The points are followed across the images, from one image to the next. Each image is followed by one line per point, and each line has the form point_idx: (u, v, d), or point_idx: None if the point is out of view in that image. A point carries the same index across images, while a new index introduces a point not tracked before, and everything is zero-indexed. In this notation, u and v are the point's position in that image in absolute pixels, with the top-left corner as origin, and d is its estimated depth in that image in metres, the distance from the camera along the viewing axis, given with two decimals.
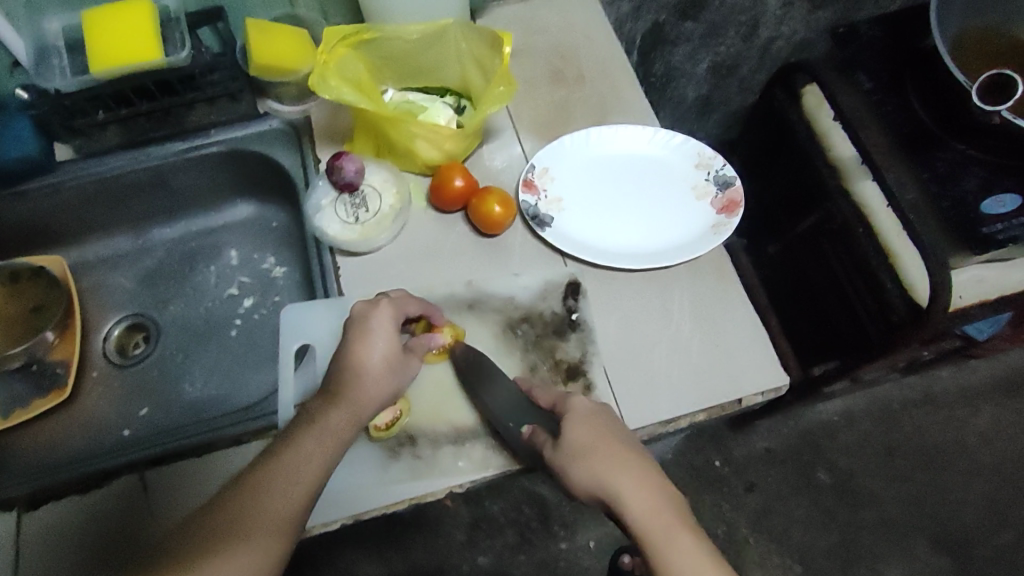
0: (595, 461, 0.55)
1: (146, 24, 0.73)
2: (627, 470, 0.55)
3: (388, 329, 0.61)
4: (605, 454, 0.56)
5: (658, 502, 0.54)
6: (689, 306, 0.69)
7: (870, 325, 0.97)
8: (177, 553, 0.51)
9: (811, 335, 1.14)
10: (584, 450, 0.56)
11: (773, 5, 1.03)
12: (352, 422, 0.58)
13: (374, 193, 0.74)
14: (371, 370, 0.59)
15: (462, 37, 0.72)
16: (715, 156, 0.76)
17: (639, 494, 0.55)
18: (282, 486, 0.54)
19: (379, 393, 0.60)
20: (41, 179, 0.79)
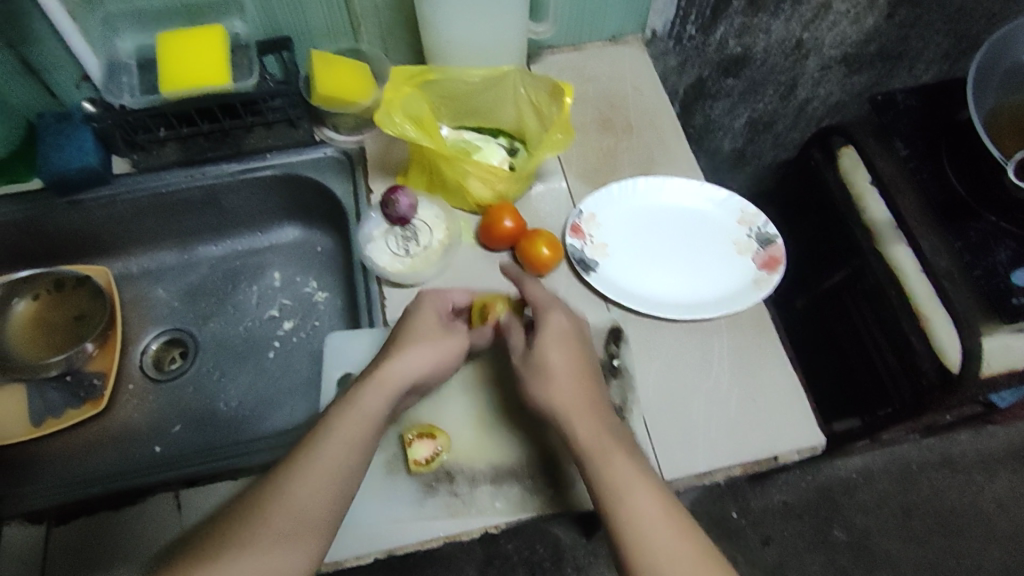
0: (561, 385, 0.59)
1: (218, 51, 0.75)
2: (588, 402, 0.59)
3: (429, 308, 0.65)
4: (575, 386, 0.59)
5: (655, 511, 0.53)
6: (729, 359, 0.70)
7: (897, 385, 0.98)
8: (213, 541, 0.52)
9: (838, 389, 1.15)
10: (546, 373, 0.60)
11: (813, 67, 1.08)
12: (383, 401, 0.58)
13: (424, 228, 0.76)
14: (403, 344, 0.61)
15: (521, 83, 0.75)
16: (759, 214, 0.77)
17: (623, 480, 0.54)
18: (314, 471, 0.54)
19: (411, 367, 0.60)
20: (97, 191, 0.82)
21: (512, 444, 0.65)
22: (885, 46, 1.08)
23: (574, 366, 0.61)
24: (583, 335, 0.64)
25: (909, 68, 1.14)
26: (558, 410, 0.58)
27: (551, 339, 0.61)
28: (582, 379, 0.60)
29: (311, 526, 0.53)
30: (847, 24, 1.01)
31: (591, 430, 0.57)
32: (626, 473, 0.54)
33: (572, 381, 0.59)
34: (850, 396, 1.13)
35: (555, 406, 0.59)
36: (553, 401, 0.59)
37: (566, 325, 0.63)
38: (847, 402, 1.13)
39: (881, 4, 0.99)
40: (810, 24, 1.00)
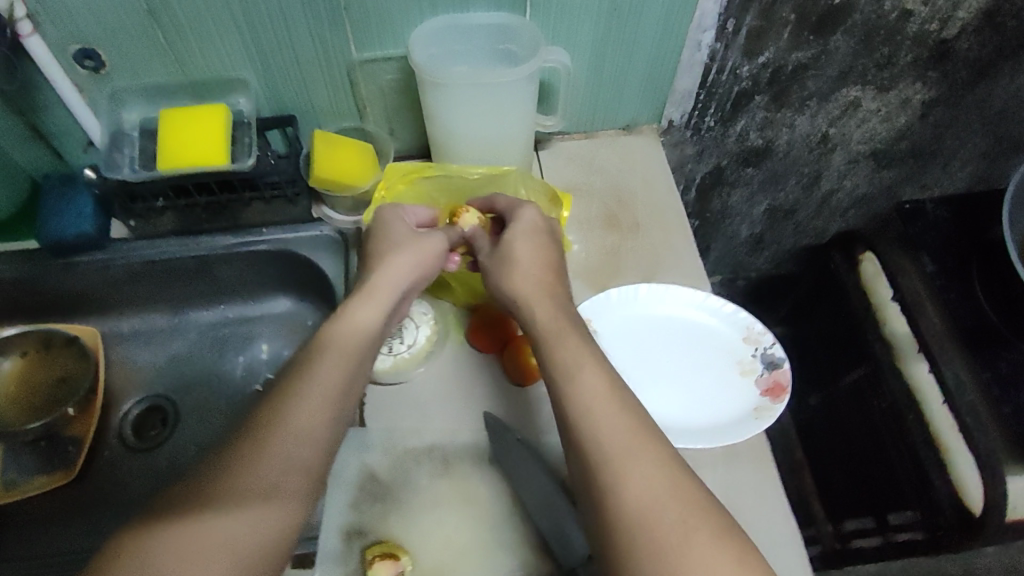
0: (518, 275, 0.64)
1: (218, 130, 0.74)
2: (543, 285, 0.64)
3: (397, 222, 0.69)
4: (534, 270, 0.65)
5: (599, 390, 0.55)
6: (721, 496, 0.65)
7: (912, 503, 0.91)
8: (205, 471, 0.51)
9: (844, 491, 1.08)
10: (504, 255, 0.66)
11: (838, 160, 1.03)
12: (376, 311, 0.63)
13: (411, 322, 0.74)
14: (388, 258, 0.65)
15: (522, 184, 0.75)
16: (765, 333, 0.73)
17: (582, 370, 0.56)
18: (308, 387, 0.55)
19: (398, 276, 0.65)
20: (91, 255, 0.81)
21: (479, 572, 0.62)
22: (917, 144, 1.03)
23: (538, 258, 0.66)
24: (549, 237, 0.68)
25: (942, 166, 1.08)
26: (521, 299, 0.63)
27: (518, 233, 0.67)
28: (541, 268, 0.65)
29: (311, 447, 0.54)
30: (877, 121, 0.97)
31: (551, 317, 0.61)
32: (570, 350, 0.58)
33: (530, 271, 0.65)
34: (857, 502, 1.05)
35: (516, 292, 0.64)
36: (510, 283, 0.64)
37: (535, 222, 0.68)
38: (852, 509, 1.05)
39: (914, 104, 0.95)
40: (836, 120, 0.96)
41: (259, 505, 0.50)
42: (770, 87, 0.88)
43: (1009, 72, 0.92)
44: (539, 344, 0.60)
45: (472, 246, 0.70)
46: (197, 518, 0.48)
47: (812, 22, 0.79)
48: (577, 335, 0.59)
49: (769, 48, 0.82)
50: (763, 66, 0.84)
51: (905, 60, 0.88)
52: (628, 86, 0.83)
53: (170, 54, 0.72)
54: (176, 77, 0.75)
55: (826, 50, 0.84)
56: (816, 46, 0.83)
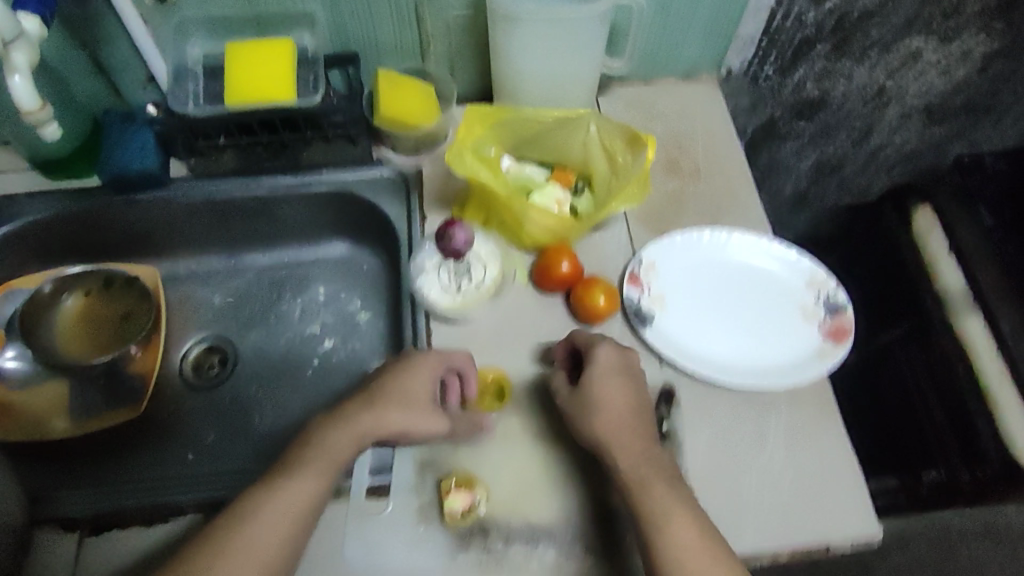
0: (598, 413, 0.61)
1: (285, 66, 0.74)
2: (620, 424, 0.60)
3: (420, 372, 0.63)
4: (615, 408, 0.61)
5: (629, 432, 0.60)
6: (788, 434, 0.67)
7: (936, 458, 0.89)
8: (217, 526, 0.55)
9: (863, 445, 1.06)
10: (591, 405, 0.61)
11: (892, 114, 1.02)
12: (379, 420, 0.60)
13: (478, 262, 0.73)
14: (393, 402, 0.61)
15: (594, 124, 0.71)
16: (829, 279, 0.73)
17: (614, 399, 0.61)
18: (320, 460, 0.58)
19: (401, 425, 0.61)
20: (153, 192, 0.81)
21: (553, 503, 0.63)
22: (972, 99, 1.01)
23: (621, 400, 0.62)
24: (639, 382, 0.64)
25: (995, 123, 1.07)
26: (599, 433, 0.60)
27: (600, 371, 0.63)
28: (626, 407, 0.61)
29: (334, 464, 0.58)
30: (936, 74, 0.96)
31: (614, 400, 0.61)
32: (609, 388, 0.62)
33: (613, 407, 0.61)
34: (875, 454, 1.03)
35: (594, 403, 0.61)
36: (592, 425, 0.61)
37: (614, 355, 0.64)
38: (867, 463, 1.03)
39: (975, 56, 0.93)
40: (895, 72, 0.94)
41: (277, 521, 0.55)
42: (833, 35, 0.87)
43: None
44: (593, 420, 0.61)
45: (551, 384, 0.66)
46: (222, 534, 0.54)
47: None
48: (623, 381, 0.62)
49: None
50: (828, 12, 0.83)
51: (971, 9, 0.86)
52: (693, 30, 0.82)
53: None
54: (241, 10, 0.74)
55: None
56: None
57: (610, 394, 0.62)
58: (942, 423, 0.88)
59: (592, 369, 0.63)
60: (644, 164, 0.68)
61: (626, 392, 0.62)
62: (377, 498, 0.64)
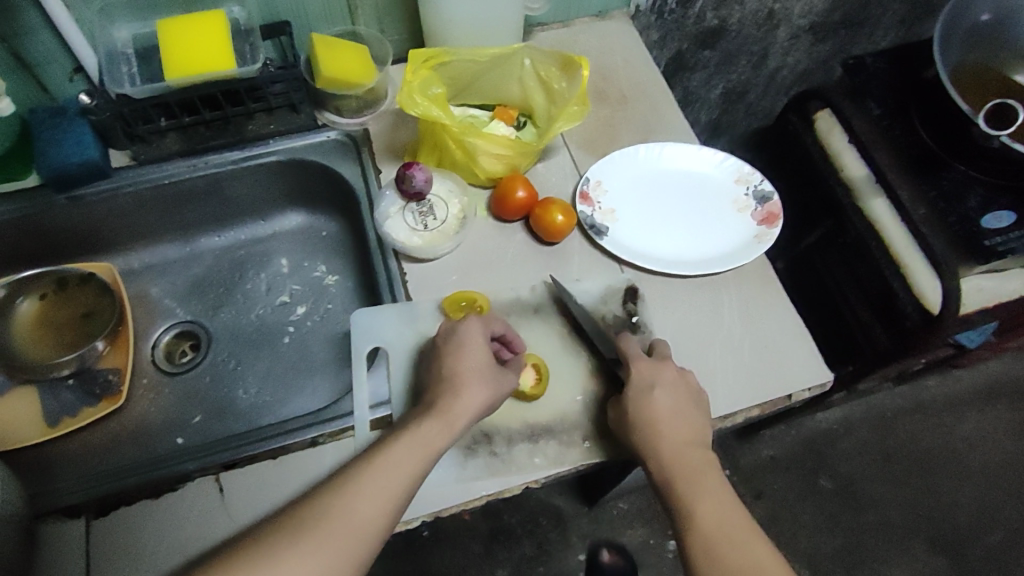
0: (654, 427, 0.63)
1: (220, 36, 0.75)
2: (672, 440, 0.63)
3: (478, 341, 0.65)
4: (665, 421, 0.63)
5: (681, 435, 0.63)
6: (741, 310, 0.75)
7: (879, 343, 1.03)
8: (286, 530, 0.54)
9: (822, 346, 1.19)
10: (644, 421, 0.63)
11: (782, 36, 1.13)
12: (443, 433, 0.60)
13: (439, 202, 0.78)
14: (468, 382, 0.63)
15: (529, 57, 0.76)
16: (754, 172, 0.82)
17: (665, 405, 0.64)
18: (390, 476, 0.57)
19: (468, 412, 0.62)
20: (97, 184, 0.80)
21: (546, 404, 0.68)
22: (847, 14, 1.14)
23: (674, 408, 0.64)
24: (692, 390, 0.66)
25: (869, 34, 1.21)
26: (649, 444, 0.63)
27: (637, 389, 0.64)
28: (680, 417, 0.64)
29: (394, 496, 0.57)
30: None
31: (669, 408, 0.64)
32: (665, 395, 0.64)
33: (662, 420, 0.63)
34: (835, 351, 1.16)
35: (648, 415, 0.63)
36: (642, 438, 0.63)
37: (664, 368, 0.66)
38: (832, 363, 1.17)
39: None
40: None
41: (353, 519, 0.55)
42: None
43: None
44: (641, 432, 0.63)
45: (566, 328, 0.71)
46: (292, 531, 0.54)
47: None
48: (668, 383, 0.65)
49: None
50: None
51: None
52: None
53: None
54: None
55: None
56: None
57: (657, 402, 0.64)
58: (876, 308, 1.02)
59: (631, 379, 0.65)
60: (582, 85, 0.73)
61: (677, 399, 0.64)
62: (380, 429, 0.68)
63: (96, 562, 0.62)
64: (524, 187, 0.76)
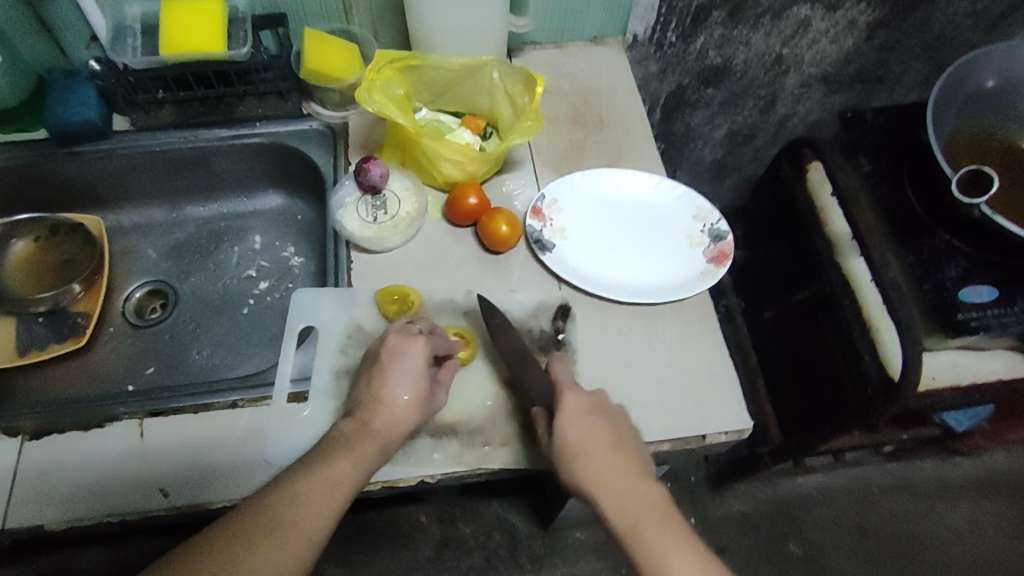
0: (587, 460, 0.60)
1: (215, 19, 0.81)
2: (613, 478, 0.59)
3: (418, 360, 0.65)
4: (599, 452, 0.60)
5: (616, 468, 0.60)
6: (672, 343, 0.74)
7: (848, 405, 0.99)
8: (216, 535, 0.54)
9: (798, 404, 1.15)
10: (582, 455, 0.60)
11: (792, 83, 1.12)
12: (377, 448, 0.61)
13: (394, 198, 0.81)
14: (399, 401, 0.63)
15: (498, 71, 0.79)
16: (713, 211, 0.82)
17: (587, 436, 0.61)
18: (325, 491, 0.58)
19: (401, 427, 0.63)
20: (96, 144, 0.86)
21: (456, 404, 0.69)
22: (863, 68, 1.11)
23: (601, 437, 0.61)
24: (621, 422, 0.64)
25: (888, 92, 1.18)
26: (580, 478, 0.60)
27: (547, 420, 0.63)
28: (617, 453, 0.61)
29: (333, 506, 0.58)
30: (826, 42, 1.05)
31: (594, 435, 0.61)
32: (585, 425, 0.61)
33: (596, 450, 0.60)
34: (809, 410, 1.12)
35: (574, 444, 0.61)
36: (580, 473, 0.60)
37: (585, 398, 0.63)
38: (804, 423, 1.13)
39: (860, 25, 1.02)
40: (789, 40, 1.03)
41: (303, 538, 0.56)
42: (726, 3, 0.94)
43: None
44: (573, 467, 0.60)
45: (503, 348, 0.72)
46: (247, 541, 0.54)
47: None
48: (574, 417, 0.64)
49: None
50: None
51: None
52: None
53: None
54: None
55: None
56: None
57: (578, 429, 0.61)
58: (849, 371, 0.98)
59: (552, 412, 0.63)
60: (536, 100, 0.76)
61: (603, 429, 0.62)
62: (297, 403, 0.70)
63: (19, 479, 0.65)
64: (476, 192, 0.78)
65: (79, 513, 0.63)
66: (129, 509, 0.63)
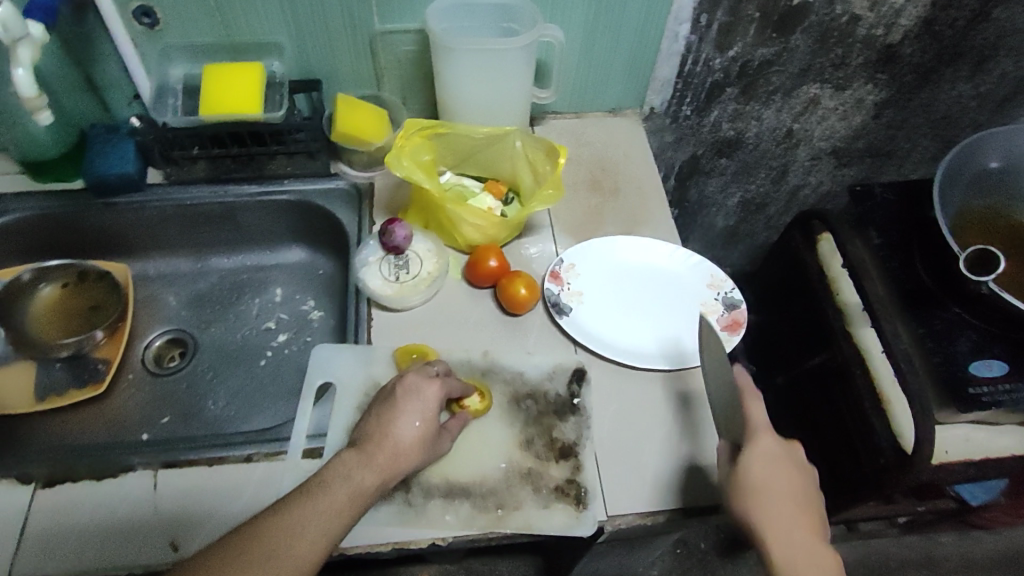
0: (769, 502, 0.63)
1: (253, 84, 0.85)
2: (786, 522, 0.63)
3: (429, 401, 0.65)
4: (779, 497, 0.64)
5: (790, 509, 0.64)
6: (686, 410, 0.74)
7: (860, 476, 0.98)
8: (206, 559, 0.54)
9: (810, 474, 1.14)
10: (763, 491, 0.63)
11: (803, 156, 1.15)
12: (375, 482, 0.60)
13: (416, 258, 0.83)
14: (402, 440, 0.62)
15: (520, 140, 0.83)
16: (726, 279, 0.84)
17: (773, 474, 0.64)
18: (317, 521, 0.57)
19: (402, 465, 0.62)
20: (130, 196, 0.90)
21: (471, 466, 0.69)
22: (872, 144, 1.15)
23: (789, 487, 0.65)
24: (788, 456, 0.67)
25: (897, 167, 1.21)
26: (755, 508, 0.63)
27: None
28: (791, 492, 0.65)
29: (325, 537, 0.56)
30: (836, 119, 1.09)
31: (776, 478, 0.64)
32: (785, 475, 0.65)
33: (777, 492, 0.63)
34: (822, 480, 1.11)
35: (757, 484, 0.63)
36: (756, 506, 0.63)
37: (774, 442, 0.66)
38: (817, 492, 1.12)
39: (867, 104, 1.06)
40: (799, 115, 1.07)
41: (292, 569, 0.55)
42: (739, 80, 0.98)
43: (948, 78, 1.04)
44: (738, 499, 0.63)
45: (517, 410, 0.73)
46: (236, 570, 0.53)
47: (774, 21, 0.90)
48: None
49: (737, 43, 0.92)
50: (732, 60, 0.95)
51: (856, 62, 0.99)
52: (614, 73, 0.94)
53: (216, 16, 0.82)
54: (219, 38, 0.85)
55: (787, 48, 0.94)
56: (779, 44, 0.93)
57: (765, 472, 0.64)
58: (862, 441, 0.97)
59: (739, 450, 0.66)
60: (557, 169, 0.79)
61: (788, 477, 0.65)
62: (310, 458, 0.70)
63: (30, 528, 0.65)
64: (496, 255, 0.80)
65: (87, 567, 0.62)
66: (136, 565, 0.63)
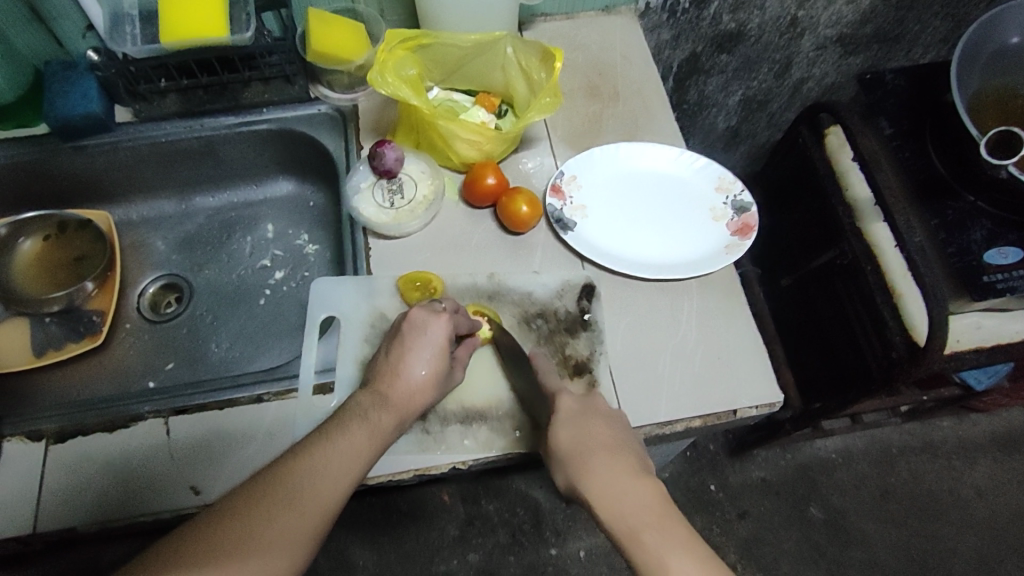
0: (586, 462, 0.55)
1: (216, 4, 0.78)
2: (615, 472, 0.54)
3: (438, 338, 0.63)
4: (595, 450, 0.56)
5: (612, 465, 0.55)
6: (699, 318, 0.73)
7: (869, 372, 0.99)
8: (228, 505, 0.52)
9: (818, 372, 1.15)
10: (577, 454, 0.56)
11: (807, 46, 1.09)
12: (393, 420, 0.59)
13: (410, 181, 0.79)
14: (414, 377, 0.61)
15: (511, 46, 0.77)
16: (735, 182, 0.81)
17: (572, 433, 0.58)
18: (338, 460, 0.56)
19: (416, 403, 0.61)
20: (100, 137, 0.84)
21: (485, 390, 0.68)
22: (879, 27, 1.08)
23: (577, 440, 0.57)
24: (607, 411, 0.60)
25: (905, 51, 1.15)
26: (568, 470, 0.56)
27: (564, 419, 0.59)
28: (601, 444, 0.57)
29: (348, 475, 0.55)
30: (843, 4, 1.02)
31: (575, 436, 0.58)
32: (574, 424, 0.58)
33: (594, 449, 0.56)
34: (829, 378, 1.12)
35: (570, 445, 0.57)
36: (574, 471, 0.56)
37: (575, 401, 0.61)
38: (825, 389, 1.13)
39: None
40: (804, 2, 1.00)
41: (317, 507, 0.53)
42: None
43: None
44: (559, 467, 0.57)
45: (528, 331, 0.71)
46: (260, 511, 0.51)
47: None
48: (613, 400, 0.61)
49: None
50: None
51: None
52: None
53: None
54: None
55: None
56: None
57: (566, 431, 0.58)
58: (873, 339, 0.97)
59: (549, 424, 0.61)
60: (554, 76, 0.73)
61: (602, 433, 0.58)
62: (322, 394, 0.69)
63: (48, 482, 0.64)
64: (493, 171, 0.76)
65: (110, 515, 0.62)
66: (160, 509, 0.63)
